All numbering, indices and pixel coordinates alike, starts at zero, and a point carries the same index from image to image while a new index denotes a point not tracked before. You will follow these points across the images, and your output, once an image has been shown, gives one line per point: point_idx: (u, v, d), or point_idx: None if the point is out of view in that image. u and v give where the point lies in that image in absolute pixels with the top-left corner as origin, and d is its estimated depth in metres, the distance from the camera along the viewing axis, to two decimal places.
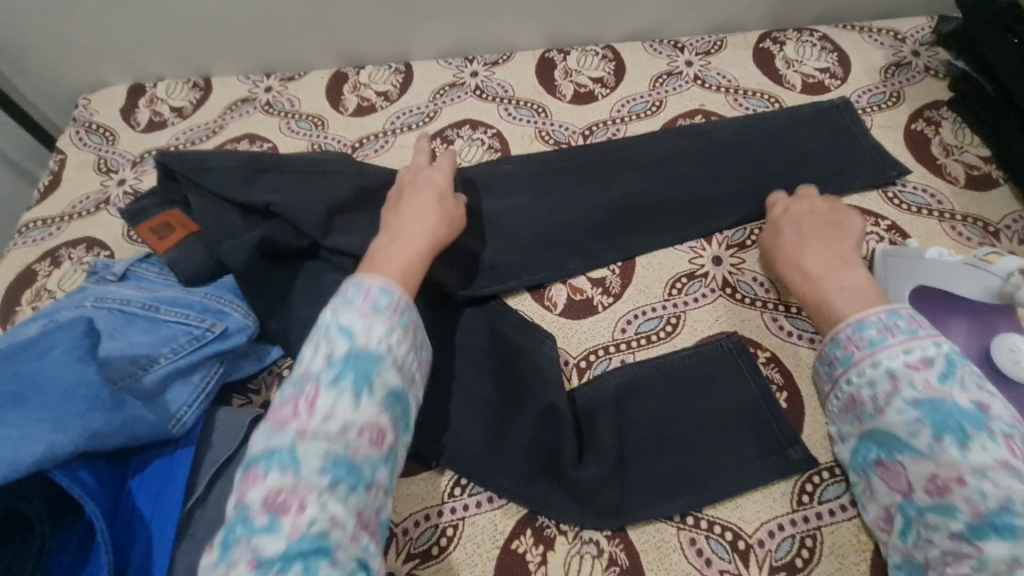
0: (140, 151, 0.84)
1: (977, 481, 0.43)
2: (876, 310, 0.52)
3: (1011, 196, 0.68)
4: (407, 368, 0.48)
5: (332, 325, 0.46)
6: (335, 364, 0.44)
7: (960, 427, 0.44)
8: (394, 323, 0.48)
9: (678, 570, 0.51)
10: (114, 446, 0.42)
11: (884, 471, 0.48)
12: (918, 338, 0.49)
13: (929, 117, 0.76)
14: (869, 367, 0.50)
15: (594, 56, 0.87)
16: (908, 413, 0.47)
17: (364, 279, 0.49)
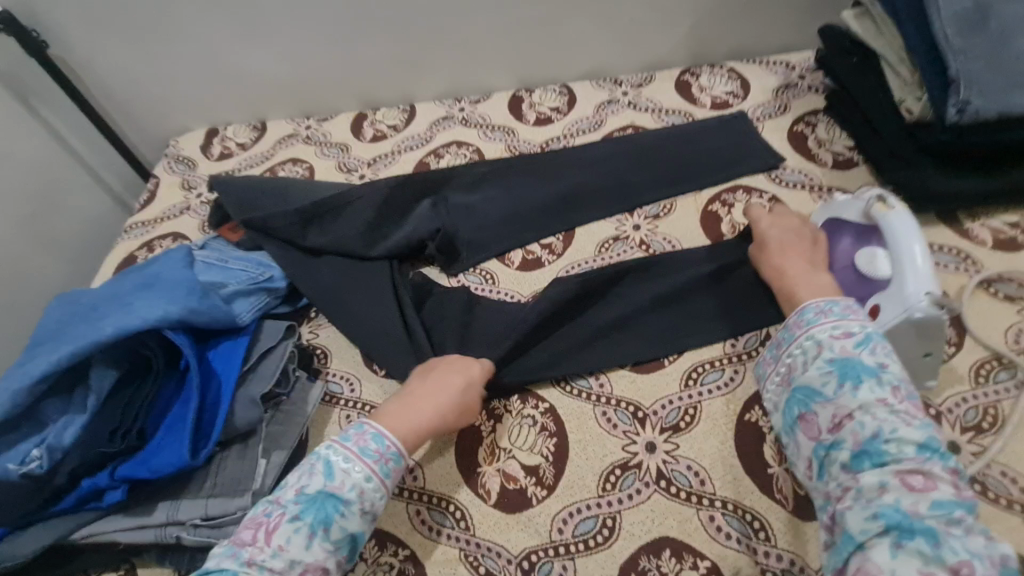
0: (213, 174, 1.13)
1: (863, 417, 0.55)
2: (817, 300, 0.64)
3: (867, 173, 0.88)
4: (369, 505, 0.57)
5: (321, 459, 0.58)
6: (303, 498, 0.56)
7: (859, 376, 0.57)
8: (375, 470, 0.58)
9: (592, 432, 0.68)
10: (203, 322, 0.64)
11: (804, 424, 0.58)
12: (846, 318, 0.61)
13: (808, 120, 0.97)
14: (801, 339, 0.62)
15: (553, 91, 1.13)
16: (823, 369, 0.59)
17: (364, 423, 0.61)
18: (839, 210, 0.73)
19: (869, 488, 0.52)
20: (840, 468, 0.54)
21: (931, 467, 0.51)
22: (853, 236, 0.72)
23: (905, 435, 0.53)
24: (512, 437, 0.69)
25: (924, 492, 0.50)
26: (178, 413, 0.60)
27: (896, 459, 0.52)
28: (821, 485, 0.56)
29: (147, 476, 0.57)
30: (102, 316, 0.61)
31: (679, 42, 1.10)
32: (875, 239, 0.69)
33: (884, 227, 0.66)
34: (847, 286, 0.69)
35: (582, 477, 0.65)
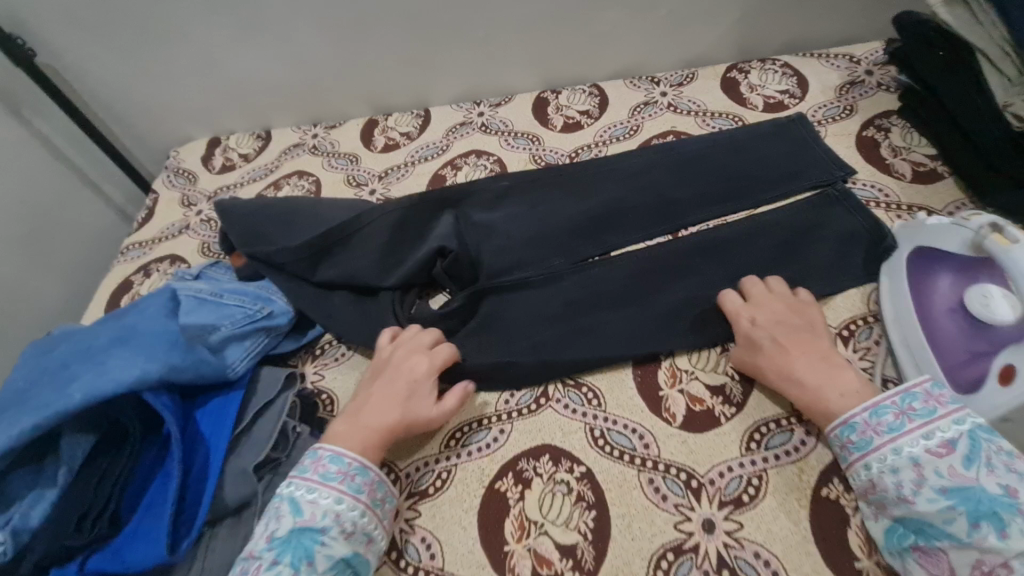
0: (214, 188, 1.05)
1: (1020, 568, 0.43)
2: (890, 394, 0.54)
3: (954, 187, 0.75)
4: (349, 525, 0.51)
5: (285, 498, 0.52)
6: (279, 543, 0.49)
7: (992, 511, 0.45)
8: (342, 490, 0.52)
9: (637, 505, 0.58)
10: (187, 379, 0.56)
11: (923, 561, 0.48)
12: (935, 420, 0.51)
13: (879, 124, 0.85)
14: (889, 456, 0.51)
15: (582, 93, 1.02)
16: (935, 497, 0.48)
17: (319, 448, 0.56)
18: (935, 239, 0.61)
19: None
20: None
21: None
22: (955, 272, 0.60)
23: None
24: (544, 507, 0.60)
25: None
26: (159, 491, 0.52)
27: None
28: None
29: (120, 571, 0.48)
30: (71, 378, 0.52)
31: (725, 34, 0.98)
32: (987, 276, 0.57)
33: (1006, 267, 0.51)
34: (957, 334, 0.57)
35: (627, 562, 0.55)
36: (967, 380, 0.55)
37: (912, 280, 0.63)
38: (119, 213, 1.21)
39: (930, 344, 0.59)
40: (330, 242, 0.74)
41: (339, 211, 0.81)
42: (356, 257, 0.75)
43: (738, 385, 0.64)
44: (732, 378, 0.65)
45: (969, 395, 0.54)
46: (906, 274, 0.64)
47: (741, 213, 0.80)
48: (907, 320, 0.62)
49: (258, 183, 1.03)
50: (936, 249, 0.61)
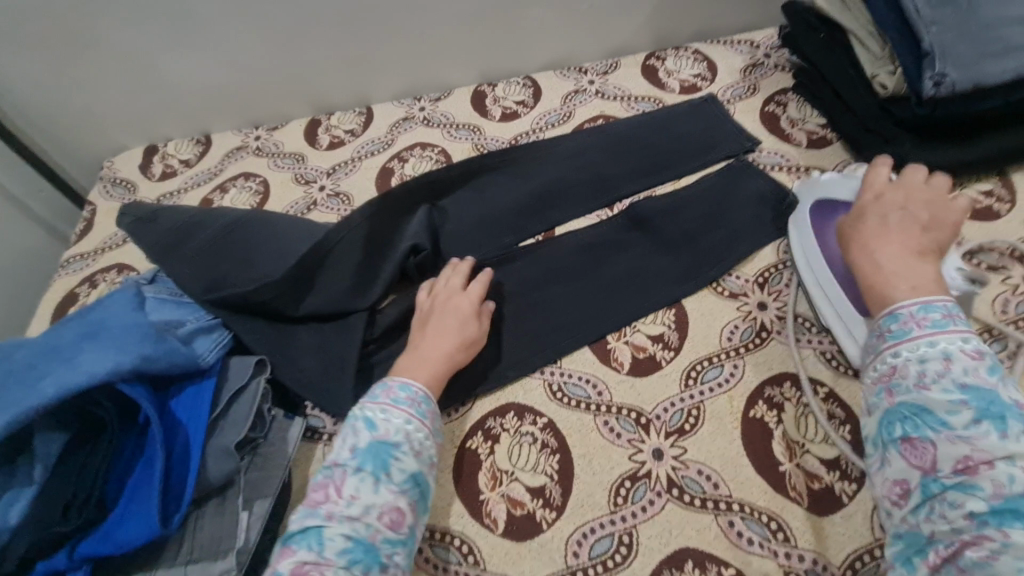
0: (157, 195, 1.03)
1: (1002, 464, 0.47)
2: (908, 303, 0.58)
3: (842, 150, 0.87)
4: (417, 444, 0.61)
5: (360, 419, 0.62)
6: (359, 456, 0.59)
7: (998, 413, 0.50)
8: (411, 415, 0.62)
9: (596, 444, 0.65)
10: (160, 369, 0.57)
11: (910, 448, 0.51)
12: (949, 328, 0.55)
13: (778, 100, 0.96)
14: (921, 348, 0.55)
15: (516, 84, 1.08)
16: (951, 391, 0.52)
17: (392, 378, 0.65)
18: (829, 190, 0.74)
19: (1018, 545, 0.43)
20: (955, 509, 0.47)
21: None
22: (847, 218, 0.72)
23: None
24: (513, 458, 0.65)
25: None
26: (141, 476, 0.53)
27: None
28: (917, 519, 0.49)
29: (111, 551, 0.50)
30: (40, 375, 0.53)
31: (642, 25, 1.07)
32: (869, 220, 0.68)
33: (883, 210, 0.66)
34: (853, 269, 0.67)
35: (591, 494, 0.62)
36: (867, 307, 0.65)
37: (815, 228, 0.73)
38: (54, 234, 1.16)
39: (834, 280, 0.68)
40: (296, 270, 0.73)
41: (291, 226, 0.79)
42: (325, 278, 0.75)
43: (674, 332, 0.73)
44: (669, 327, 0.73)
45: (868, 318, 0.64)
46: (810, 223, 0.74)
47: (666, 186, 0.88)
48: (813, 262, 0.71)
49: (203, 187, 1.02)
50: (833, 198, 0.74)
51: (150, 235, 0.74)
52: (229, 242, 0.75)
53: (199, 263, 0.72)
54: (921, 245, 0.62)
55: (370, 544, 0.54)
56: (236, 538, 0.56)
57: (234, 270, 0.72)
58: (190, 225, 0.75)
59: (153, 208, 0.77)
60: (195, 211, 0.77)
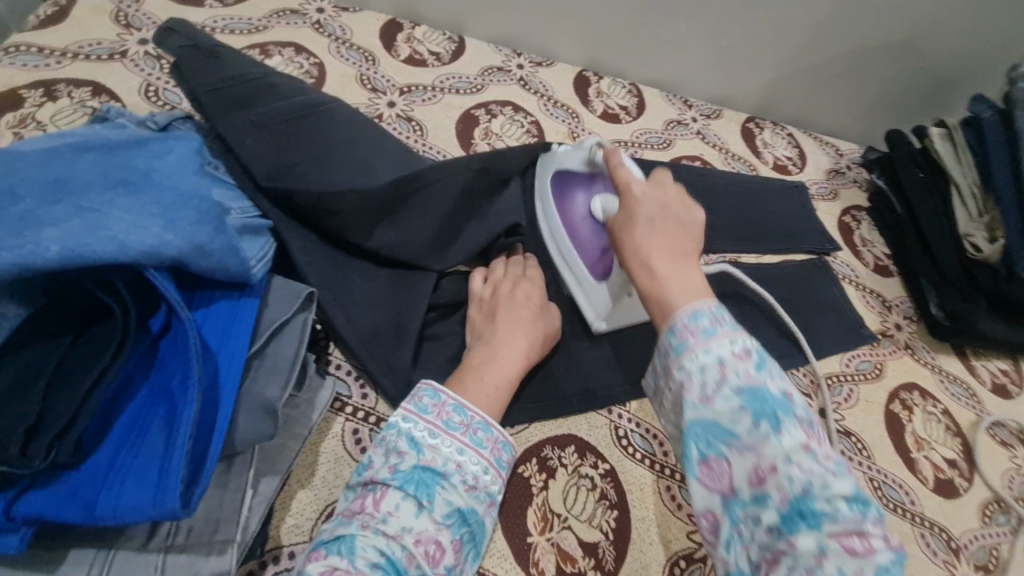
0: (169, 19, 0.78)
1: (786, 466, 0.38)
2: (687, 309, 0.44)
3: (901, 286, 0.91)
4: (473, 473, 0.47)
5: (402, 432, 0.47)
6: (399, 476, 0.45)
7: (775, 413, 0.39)
8: (465, 442, 0.48)
9: (656, 510, 0.58)
10: (206, 268, 0.40)
11: (705, 470, 0.41)
12: (717, 336, 0.42)
13: (855, 214, 0.99)
14: (698, 357, 0.42)
15: (622, 88, 1.00)
16: (734, 397, 0.40)
17: (443, 391, 0.50)
18: (563, 161, 0.67)
19: (805, 563, 0.35)
20: (760, 530, 0.38)
21: (875, 532, 0.36)
22: (582, 183, 0.66)
23: (833, 485, 0.36)
24: (568, 500, 0.57)
25: (868, 559, 0.35)
26: (142, 412, 0.36)
27: (830, 520, 0.36)
28: (733, 563, 0.39)
29: (82, 519, 0.32)
30: (37, 219, 0.34)
31: (759, 85, 1.03)
32: (601, 183, 0.65)
33: None
34: (587, 237, 0.65)
35: (645, 566, 0.55)
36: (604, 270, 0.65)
37: (557, 203, 0.67)
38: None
39: (577, 251, 0.66)
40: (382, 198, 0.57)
41: (380, 145, 0.63)
42: (406, 218, 0.60)
43: None
44: None
45: (603, 283, 0.65)
46: (552, 200, 0.68)
47: (748, 257, 0.86)
48: (558, 235, 0.68)
49: (238, 37, 0.80)
50: (567, 169, 0.67)
51: (212, 76, 0.57)
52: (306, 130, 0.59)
53: (259, 141, 0.55)
54: (686, 248, 0.49)
55: None
56: (240, 527, 0.39)
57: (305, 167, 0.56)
58: (265, 88, 0.59)
59: (223, 52, 0.60)
60: (273, 77, 0.60)
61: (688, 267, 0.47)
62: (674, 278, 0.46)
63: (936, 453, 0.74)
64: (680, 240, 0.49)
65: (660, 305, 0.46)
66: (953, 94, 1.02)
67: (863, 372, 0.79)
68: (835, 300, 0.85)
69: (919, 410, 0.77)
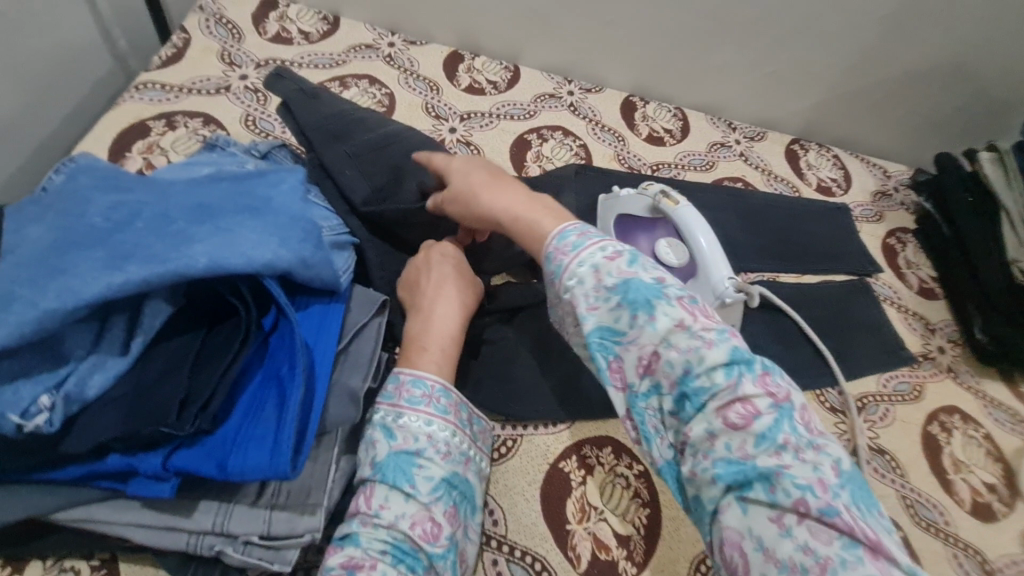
0: (264, 56, 0.90)
1: (666, 351, 0.45)
2: (563, 228, 0.51)
3: (946, 309, 0.91)
4: (445, 443, 0.51)
5: (373, 427, 0.51)
6: (378, 467, 0.49)
7: (646, 300, 0.46)
8: (430, 413, 0.52)
9: (686, 511, 0.63)
10: (307, 277, 0.49)
11: (611, 370, 0.48)
12: (598, 241, 0.50)
13: (900, 236, 0.99)
14: (659, 317, 0.45)
15: (667, 111, 1.05)
16: (619, 300, 0.46)
17: (399, 372, 0.53)
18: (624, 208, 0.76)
19: (701, 441, 0.43)
20: (666, 412, 0.46)
21: (759, 397, 0.43)
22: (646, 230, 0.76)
23: (707, 359, 0.43)
24: (604, 496, 0.62)
25: (747, 427, 0.42)
26: (258, 393, 0.45)
27: (710, 394, 0.43)
28: (653, 448, 0.47)
29: (214, 475, 0.41)
30: (187, 236, 0.43)
31: (804, 108, 1.05)
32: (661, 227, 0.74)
33: (681, 222, 0.70)
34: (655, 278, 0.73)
35: (673, 560, 0.60)
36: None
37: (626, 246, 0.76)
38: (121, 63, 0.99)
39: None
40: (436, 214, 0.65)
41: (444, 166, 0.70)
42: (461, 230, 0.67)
43: None
44: None
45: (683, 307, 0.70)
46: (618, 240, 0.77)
47: (786, 276, 0.89)
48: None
49: (321, 71, 0.90)
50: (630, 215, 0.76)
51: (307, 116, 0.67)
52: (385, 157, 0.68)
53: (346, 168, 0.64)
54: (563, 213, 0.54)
55: (408, 554, 0.46)
56: (326, 493, 0.47)
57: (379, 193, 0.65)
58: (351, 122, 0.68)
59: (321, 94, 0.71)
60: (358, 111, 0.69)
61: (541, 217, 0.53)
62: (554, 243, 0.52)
63: (976, 476, 0.75)
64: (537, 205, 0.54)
65: (532, 241, 0.52)
66: (1010, 116, 1.01)
67: (902, 393, 0.80)
68: (875, 321, 0.86)
69: (958, 433, 0.78)
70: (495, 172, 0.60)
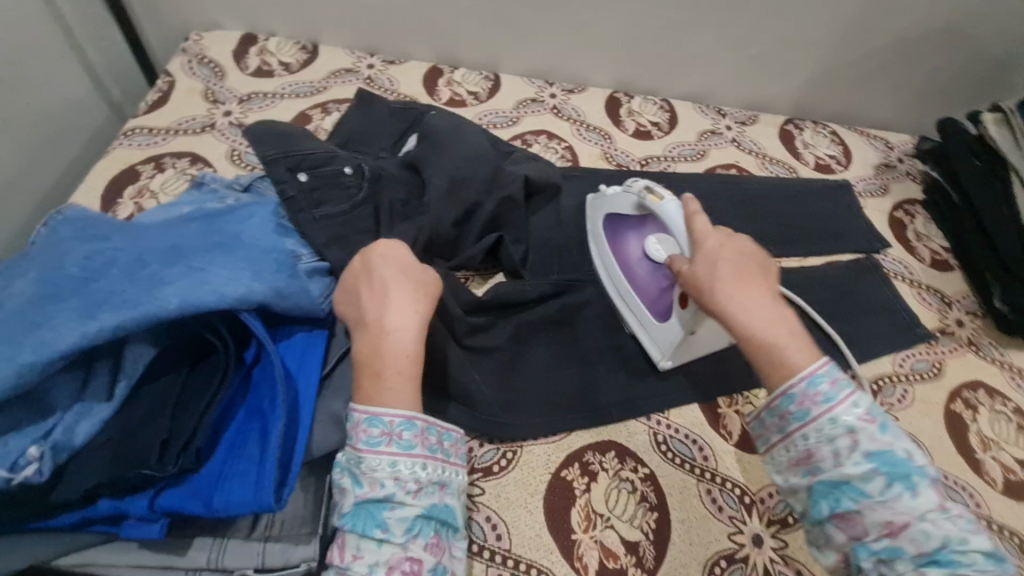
0: (247, 91, 0.92)
1: (920, 523, 0.44)
2: (803, 369, 0.50)
3: (963, 280, 0.87)
4: (414, 478, 0.46)
5: (337, 476, 0.47)
6: (347, 517, 0.45)
7: (906, 474, 0.46)
8: (393, 450, 0.46)
9: (696, 512, 0.61)
10: (285, 307, 0.49)
11: (839, 521, 0.47)
12: (842, 393, 0.49)
13: (907, 209, 0.95)
14: (825, 422, 0.48)
15: (653, 104, 1.03)
16: (865, 463, 0.46)
17: (351, 410, 0.47)
18: (613, 205, 0.73)
19: None
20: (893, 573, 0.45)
21: (935, 506, 0.45)
22: (634, 227, 0.72)
23: (845, 469, 0.47)
24: (609, 502, 0.61)
25: (903, 529, 0.45)
26: (244, 426, 0.45)
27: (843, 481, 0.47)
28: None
29: (201, 513, 0.41)
30: (159, 279, 0.44)
31: (795, 87, 1.02)
32: (651, 225, 0.70)
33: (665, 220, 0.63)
34: (644, 278, 0.70)
35: (685, 564, 0.58)
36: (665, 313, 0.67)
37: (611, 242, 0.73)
38: (115, 110, 1.03)
39: (634, 290, 0.70)
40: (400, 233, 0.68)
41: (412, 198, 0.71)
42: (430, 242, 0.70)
43: None
44: None
45: (668, 322, 0.67)
46: (606, 238, 0.74)
47: (789, 261, 0.86)
48: (614, 273, 0.72)
49: (303, 100, 0.92)
50: (618, 215, 0.73)
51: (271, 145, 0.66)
52: (365, 199, 0.67)
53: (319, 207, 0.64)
54: (773, 289, 0.54)
55: None
56: (320, 522, 0.47)
57: (366, 235, 0.65)
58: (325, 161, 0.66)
59: (294, 133, 0.69)
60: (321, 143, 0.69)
61: (753, 288, 0.53)
62: (759, 315, 0.52)
63: (1007, 454, 0.71)
64: (754, 274, 0.54)
65: (776, 371, 0.51)
66: (1012, 75, 0.97)
67: (920, 372, 0.77)
68: (886, 300, 0.83)
69: (985, 410, 0.74)
70: (750, 271, 0.55)
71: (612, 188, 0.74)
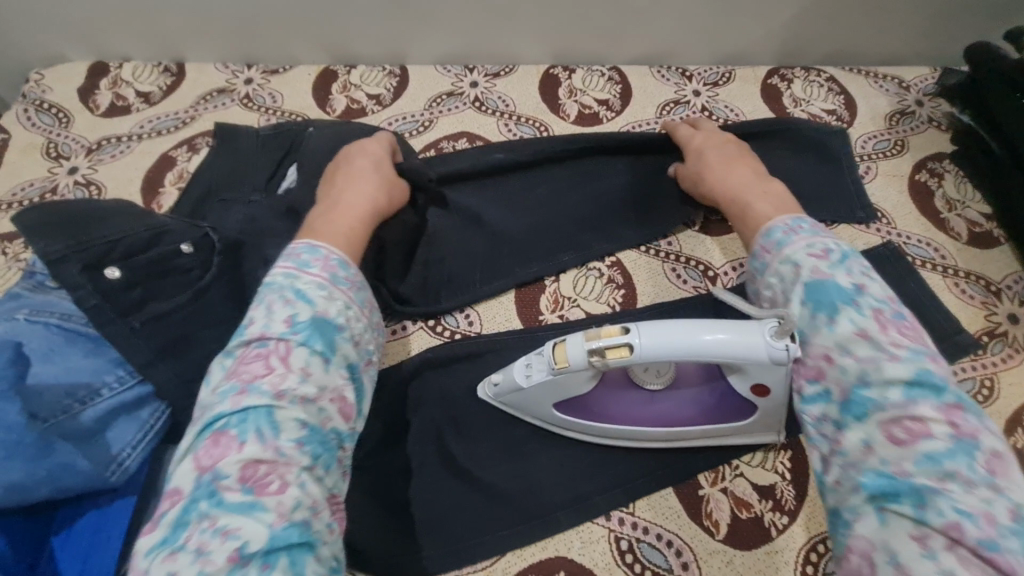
0: (97, 138, 0.76)
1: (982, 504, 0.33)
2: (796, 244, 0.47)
3: (1011, 256, 0.68)
4: (342, 393, 0.42)
5: (287, 288, 0.42)
6: (300, 328, 0.41)
7: None
8: (351, 298, 0.45)
9: None
10: (40, 498, 0.38)
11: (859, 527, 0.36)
12: (887, 327, 0.40)
13: (932, 168, 0.75)
14: (873, 391, 0.38)
15: (599, 76, 0.83)
16: (920, 458, 0.35)
17: (325, 248, 0.46)
18: (560, 393, 0.51)
19: None
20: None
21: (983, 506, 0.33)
22: (602, 389, 0.52)
23: (887, 371, 0.38)
24: None
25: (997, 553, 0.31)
26: None
27: (878, 405, 0.38)
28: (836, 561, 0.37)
29: None
30: None
31: (778, 29, 0.80)
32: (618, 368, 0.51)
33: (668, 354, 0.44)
34: (676, 411, 0.52)
35: None
36: (734, 413, 0.51)
37: (605, 420, 0.52)
38: None
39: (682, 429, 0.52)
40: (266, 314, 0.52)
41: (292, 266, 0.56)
42: None
43: (790, 488, 0.52)
44: (783, 477, 0.53)
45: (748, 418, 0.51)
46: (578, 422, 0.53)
47: None
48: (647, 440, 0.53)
49: (166, 138, 0.76)
50: (570, 394, 0.51)
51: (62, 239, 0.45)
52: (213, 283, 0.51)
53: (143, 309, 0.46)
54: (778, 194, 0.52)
55: (324, 447, 0.39)
56: None
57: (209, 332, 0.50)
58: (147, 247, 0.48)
59: (86, 209, 0.49)
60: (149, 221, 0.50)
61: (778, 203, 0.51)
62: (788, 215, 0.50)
63: None
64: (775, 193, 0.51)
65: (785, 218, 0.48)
66: None
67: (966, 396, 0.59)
68: (911, 301, 0.65)
69: None
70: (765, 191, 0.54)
71: (520, 373, 0.52)
